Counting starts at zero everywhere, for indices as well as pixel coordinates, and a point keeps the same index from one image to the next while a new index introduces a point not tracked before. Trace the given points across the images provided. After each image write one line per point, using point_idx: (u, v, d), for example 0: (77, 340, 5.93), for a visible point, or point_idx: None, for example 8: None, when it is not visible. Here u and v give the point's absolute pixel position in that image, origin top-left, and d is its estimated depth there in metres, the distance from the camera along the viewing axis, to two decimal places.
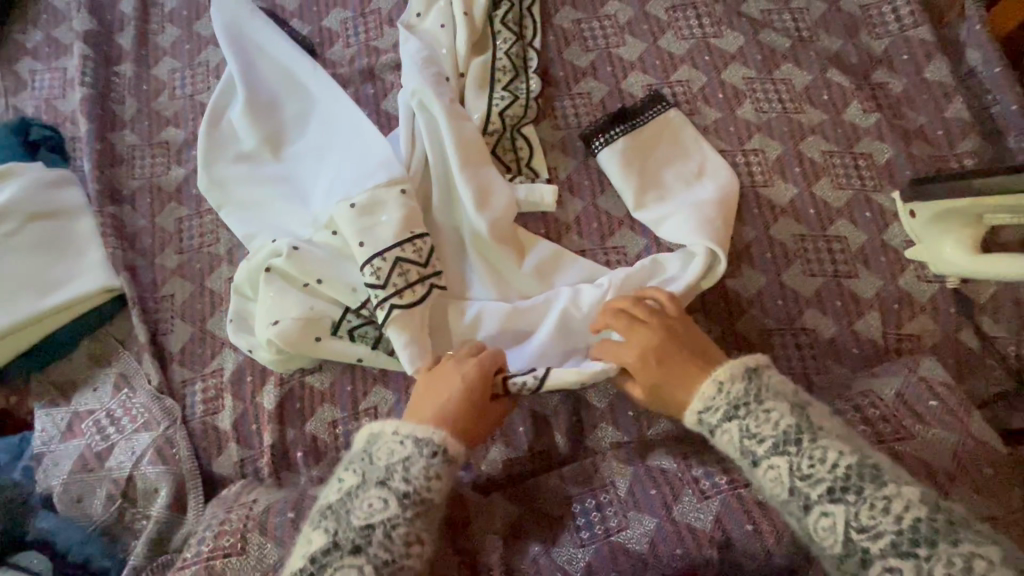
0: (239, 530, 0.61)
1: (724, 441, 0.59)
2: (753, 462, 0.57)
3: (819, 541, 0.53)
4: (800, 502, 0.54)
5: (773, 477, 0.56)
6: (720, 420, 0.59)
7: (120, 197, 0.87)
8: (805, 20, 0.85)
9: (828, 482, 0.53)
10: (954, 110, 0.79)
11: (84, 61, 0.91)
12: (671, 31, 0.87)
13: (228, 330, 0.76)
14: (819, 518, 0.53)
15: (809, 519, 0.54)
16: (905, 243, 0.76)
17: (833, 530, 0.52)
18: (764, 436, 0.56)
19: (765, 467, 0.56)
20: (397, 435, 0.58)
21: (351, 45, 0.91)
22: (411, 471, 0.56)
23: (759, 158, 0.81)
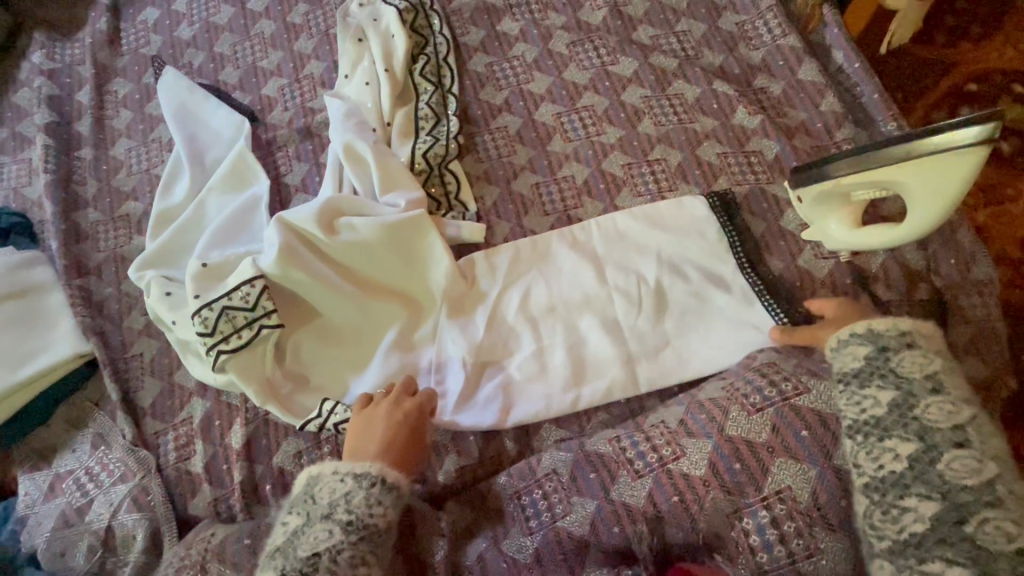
0: (199, 562, 0.65)
1: (909, 365, 0.59)
2: (932, 391, 0.57)
3: (941, 466, 0.53)
4: (954, 439, 0.54)
5: (965, 466, 0.53)
6: (920, 347, 0.60)
7: (87, 269, 0.94)
8: (689, 40, 0.95)
9: (963, 423, 0.55)
10: (828, 103, 0.89)
11: (45, 150, 0.99)
12: (573, 64, 0.97)
13: (181, 355, 0.85)
14: (967, 456, 0.53)
15: (950, 452, 0.53)
16: (801, 226, 0.84)
17: (971, 468, 0.52)
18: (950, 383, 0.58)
19: (938, 401, 0.56)
20: (336, 474, 0.63)
21: (289, 108, 1.00)
22: (353, 502, 0.61)
23: (662, 166, 0.89)
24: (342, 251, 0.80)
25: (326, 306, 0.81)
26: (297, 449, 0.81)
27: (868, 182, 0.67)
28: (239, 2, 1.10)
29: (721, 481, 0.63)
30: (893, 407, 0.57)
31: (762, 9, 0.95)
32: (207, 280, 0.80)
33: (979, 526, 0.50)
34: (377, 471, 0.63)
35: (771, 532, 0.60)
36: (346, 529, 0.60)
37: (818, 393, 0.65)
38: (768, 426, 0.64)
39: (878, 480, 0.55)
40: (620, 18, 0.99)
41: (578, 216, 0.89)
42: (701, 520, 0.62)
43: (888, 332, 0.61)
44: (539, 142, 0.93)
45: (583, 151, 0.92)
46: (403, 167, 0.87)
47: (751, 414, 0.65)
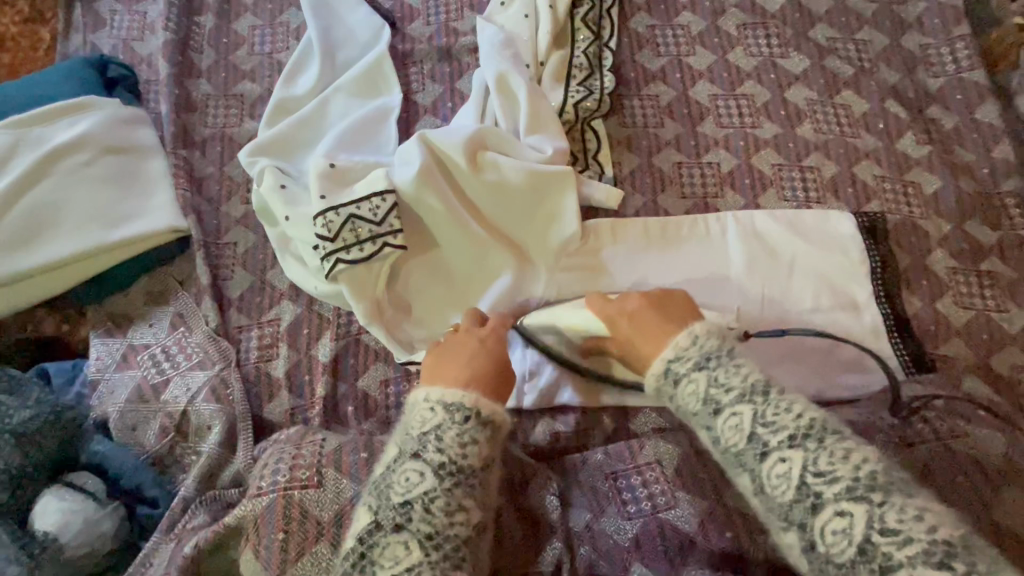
0: (314, 464, 0.62)
1: (688, 391, 0.57)
2: (716, 411, 0.55)
3: (772, 492, 0.52)
4: (757, 451, 0.53)
5: (780, 477, 0.51)
6: (689, 370, 0.58)
7: (192, 141, 0.88)
8: (867, 51, 0.90)
9: (790, 431, 0.52)
10: (1002, 151, 0.84)
11: (169, 7, 0.93)
12: (740, 47, 0.91)
13: (277, 254, 0.80)
14: (776, 464, 0.52)
15: (764, 467, 0.52)
16: (948, 270, 0.80)
17: (788, 476, 0.51)
18: (731, 385, 0.55)
19: (727, 416, 0.55)
20: (427, 404, 0.60)
21: (431, 23, 0.94)
22: (443, 440, 0.57)
23: (814, 175, 0.85)
24: (478, 187, 0.77)
25: (448, 239, 0.77)
26: (385, 377, 0.77)
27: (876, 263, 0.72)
28: None
29: None
30: (716, 449, 0.55)
31: (951, 36, 0.90)
32: (334, 184, 0.75)
33: (823, 537, 0.49)
34: (471, 404, 0.59)
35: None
36: (438, 472, 0.56)
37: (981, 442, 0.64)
38: (916, 467, 0.62)
39: (766, 509, 0.53)
40: (799, 11, 0.93)
41: (716, 206, 0.85)
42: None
43: (660, 381, 0.60)
44: (689, 120, 0.88)
45: (733, 141, 0.87)
46: (552, 112, 0.82)
47: (904, 450, 0.63)
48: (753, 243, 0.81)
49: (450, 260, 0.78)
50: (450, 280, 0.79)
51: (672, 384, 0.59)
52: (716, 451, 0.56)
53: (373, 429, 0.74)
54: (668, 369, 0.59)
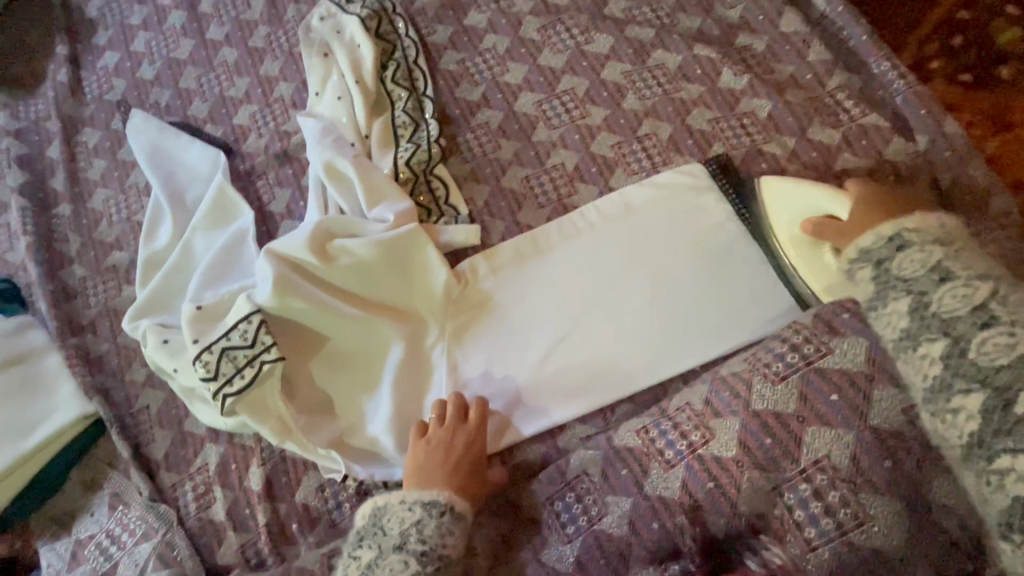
0: None
1: (889, 295, 0.55)
2: (940, 279, 0.53)
3: (977, 351, 0.49)
4: (978, 319, 0.50)
5: (1000, 345, 0.48)
6: (925, 242, 0.56)
7: (81, 327, 0.91)
8: (663, 8, 0.92)
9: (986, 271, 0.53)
10: (815, 53, 0.85)
11: (22, 213, 0.96)
12: (547, 49, 0.93)
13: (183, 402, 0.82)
14: (998, 333, 0.49)
15: (979, 334, 0.49)
16: (805, 182, 0.81)
17: (1004, 337, 0.48)
18: (922, 264, 0.55)
19: (957, 283, 0.52)
20: (405, 503, 0.64)
21: (263, 134, 0.97)
22: (425, 532, 0.62)
23: (653, 141, 0.86)
24: (338, 273, 0.78)
25: (330, 331, 0.79)
26: (319, 483, 0.78)
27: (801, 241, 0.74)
28: (198, 31, 1.06)
29: (755, 459, 0.58)
30: (916, 310, 0.53)
31: None
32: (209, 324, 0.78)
33: (987, 358, 0.48)
34: (445, 500, 0.64)
35: (815, 505, 0.54)
36: (421, 560, 0.60)
37: (844, 351, 0.59)
38: (796, 395, 0.59)
39: (952, 374, 0.50)
40: None
41: (574, 203, 0.86)
42: (741, 503, 0.57)
43: (878, 243, 0.58)
44: (523, 133, 0.90)
45: (569, 137, 0.89)
46: (385, 179, 0.84)
47: (776, 384, 0.60)
48: (618, 226, 0.82)
49: (340, 349, 0.80)
50: (350, 367, 0.80)
51: (894, 249, 0.57)
52: (909, 318, 0.53)
53: (320, 538, 0.75)
54: (941, 265, 0.54)
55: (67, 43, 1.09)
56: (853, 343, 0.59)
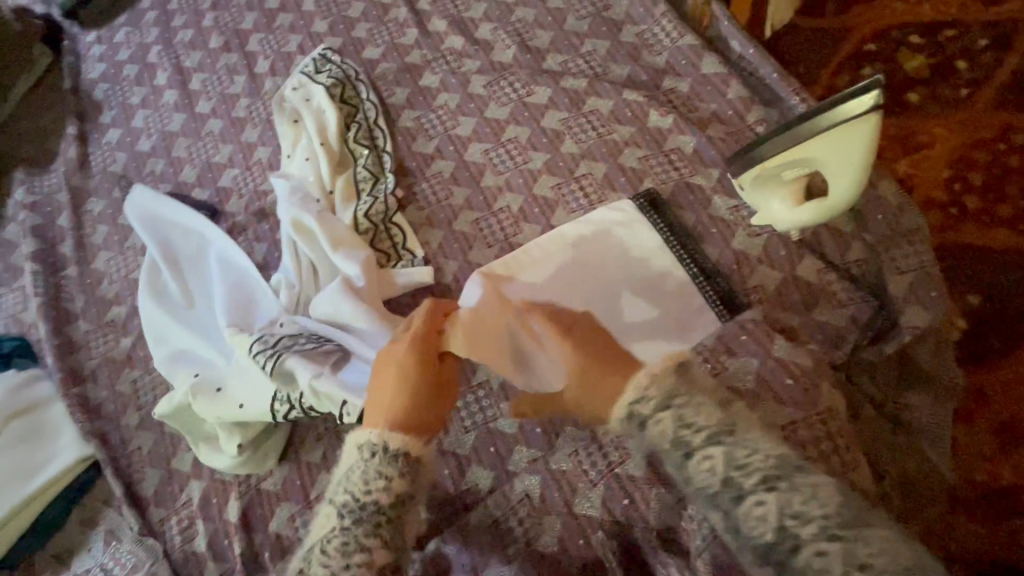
0: None
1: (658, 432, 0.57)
2: (687, 453, 0.55)
3: (745, 456, 0.53)
4: (730, 484, 0.52)
5: (751, 498, 0.51)
6: (655, 409, 0.58)
7: (83, 377, 1.00)
8: (595, 59, 1.01)
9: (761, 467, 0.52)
10: (735, 90, 0.92)
11: (34, 276, 1.08)
12: (492, 102, 1.02)
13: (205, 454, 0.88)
14: (753, 501, 0.50)
15: (733, 492, 0.51)
16: (729, 210, 0.86)
17: (759, 501, 0.50)
18: (696, 423, 0.56)
19: (699, 449, 0.54)
20: (355, 445, 0.64)
21: (244, 194, 1.08)
22: (353, 480, 0.62)
23: (589, 180, 0.93)
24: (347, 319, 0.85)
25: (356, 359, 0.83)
26: (291, 513, 0.84)
27: (788, 163, 0.68)
28: (188, 106, 1.19)
29: (661, 474, 0.69)
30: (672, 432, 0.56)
31: (657, 16, 1.00)
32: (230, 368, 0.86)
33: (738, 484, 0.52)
34: (378, 439, 0.63)
35: (709, 525, 0.62)
36: (343, 513, 0.61)
37: (736, 372, 0.71)
38: None
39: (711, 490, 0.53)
40: (528, 52, 1.04)
41: (519, 241, 0.93)
42: (650, 514, 0.67)
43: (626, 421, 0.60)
44: (472, 180, 0.98)
45: (514, 181, 0.96)
46: (347, 228, 0.93)
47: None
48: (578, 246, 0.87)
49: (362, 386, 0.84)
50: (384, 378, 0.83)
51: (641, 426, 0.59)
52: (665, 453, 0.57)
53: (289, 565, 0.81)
54: (680, 432, 0.56)
55: (77, 123, 1.23)
56: (745, 364, 0.71)
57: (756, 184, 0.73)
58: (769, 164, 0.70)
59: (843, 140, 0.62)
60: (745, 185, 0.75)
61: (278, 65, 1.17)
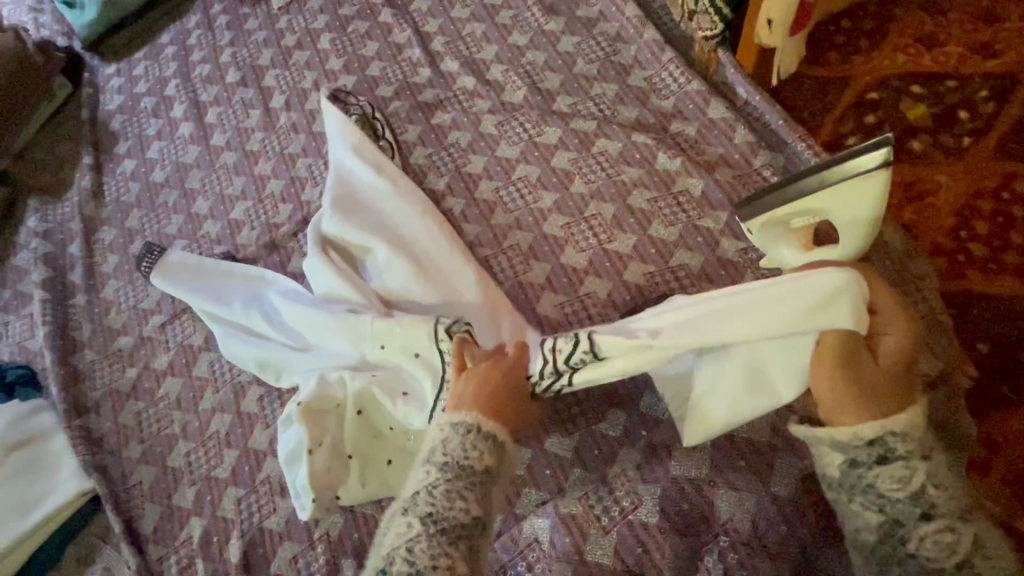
0: None
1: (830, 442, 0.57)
2: (853, 464, 0.56)
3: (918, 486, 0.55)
4: (912, 508, 0.54)
5: (925, 531, 0.54)
6: (902, 452, 0.55)
7: (87, 408, 1.00)
8: (604, 101, 1.03)
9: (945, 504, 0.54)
10: (741, 135, 0.95)
11: (43, 304, 1.08)
12: (503, 141, 1.04)
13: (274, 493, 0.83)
14: (937, 530, 0.53)
15: (904, 512, 0.55)
16: (737, 252, 0.87)
17: (931, 534, 0.54)
18: (889, 447, 0.55)
19: (898, 465, 0.55)
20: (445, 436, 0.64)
21: (255, 227, 1.09)
22: (434, 492, 0.61)
23: (598, 220, 0.94)
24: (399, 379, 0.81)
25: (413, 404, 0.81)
26: (293, 553, 0.83)
27: (799, 210, 0.68)
28: (203, 139, 1.21)
29: (674, 523, 0.67)
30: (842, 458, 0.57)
31: (664, 61, 1.03)
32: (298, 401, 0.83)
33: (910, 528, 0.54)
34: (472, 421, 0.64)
35: None
36: (424, 520, 0.59)
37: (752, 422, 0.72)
38: (708, 462, 0.70)
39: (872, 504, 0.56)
40: (539, 93, 1.07)
41: (529, 279, 0.93)
42: (665, 564, 0.66)
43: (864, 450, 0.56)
44: (482, 218, 0.99)
45: (524, 219, 0.98)
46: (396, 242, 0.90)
47: (691, 451, 0.71)
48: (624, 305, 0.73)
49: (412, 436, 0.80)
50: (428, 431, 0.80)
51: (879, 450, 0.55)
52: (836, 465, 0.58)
53: None
54: (883, 441, 0.55)
55: (93, 153, 1.25)
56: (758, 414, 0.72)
57: (762, 231, 0.72)
58: (779, 211, 0.69)
59: (856, 194, 0.63)
60: (750, 230, 0.74)
61: (293, 101, 1.20)
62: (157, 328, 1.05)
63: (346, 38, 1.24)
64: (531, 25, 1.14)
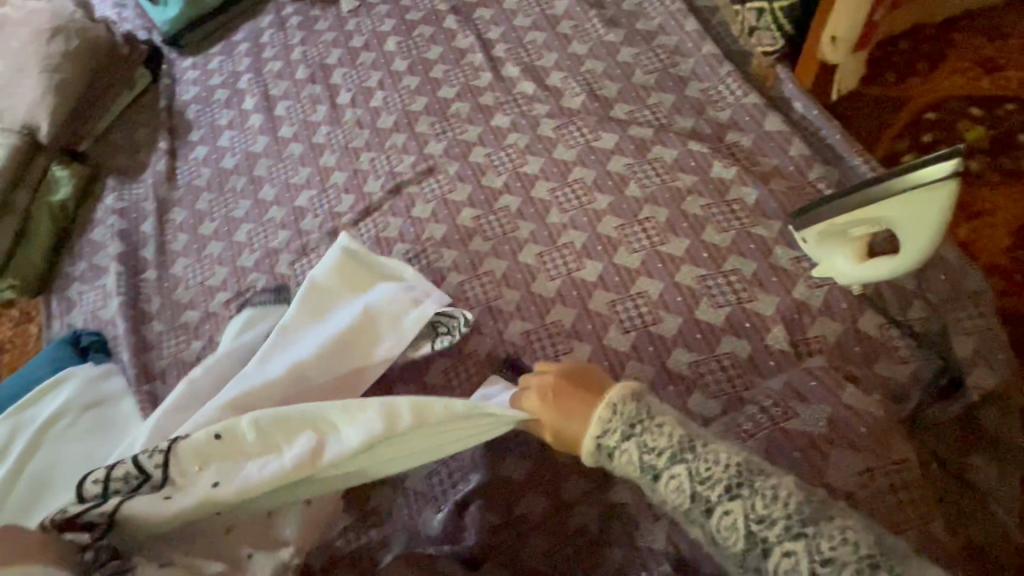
0: None
1: (624, 461, 0.61)
2: (654, 477, 0.60)
3: (703, 482, 0.57)
4: (702, 507, 0.57)
5: (727, 526, 0.56)
6: (619, 439, 0.61)
7: (154, 375, 1.05)
8: (661, 110, 1.07)
9: (722, 481, 0.57)
10: (797, 148, 0.97)
11: (117, 276, 1.15)
12: (561, 144, 1.08)
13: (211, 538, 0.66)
14: (721, 517, 0.56)
15: (711, 520, 0.57)
16: (791, 261, 0.89)
17: (734, 526, 0.55)
18: (661, 448, 0.60)
19: (667, 478, 0.59)
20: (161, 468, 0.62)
21: (319, 214, 1.14)
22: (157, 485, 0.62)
23: (652, 223, 0.97)
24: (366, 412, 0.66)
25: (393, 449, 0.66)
26: None
27: (861, 220, 0.71)
28: (272, 130, 1.28)
29: None
30: (640, 457, 0.60)
31: (722, 74, 1.06)
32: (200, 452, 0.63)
33: (717, 518, 0.56)
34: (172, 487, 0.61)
35: None
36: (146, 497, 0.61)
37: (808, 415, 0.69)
38: None
39: (684, 509, 0.58)
40: (597, 100, 1.11)
41: (582, 277, 0.96)
42: None
43: (593, 456, 0.63)
44: (538, 216, 1.03)
45: (578, 219, 1.01)
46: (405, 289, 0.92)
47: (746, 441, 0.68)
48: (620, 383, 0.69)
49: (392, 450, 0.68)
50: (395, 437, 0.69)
51: (616, 455, 0.61)
52: (649, 488, 0.61)
53: None
54: (645, 443, 0.60)
55: (168, 139, 1.33)
56: (817, 407, 0.69)
57: (822, 238, 0.76)
58: (841, 219, 0.72)
59: (920, 206, 0.65)
60: (806, 239, 0.79)
61: (358, 98, 1.26)
62: (222, 304, 1.10)
63: (411, 42, 1.30)
64: (591, 36, 1.19)
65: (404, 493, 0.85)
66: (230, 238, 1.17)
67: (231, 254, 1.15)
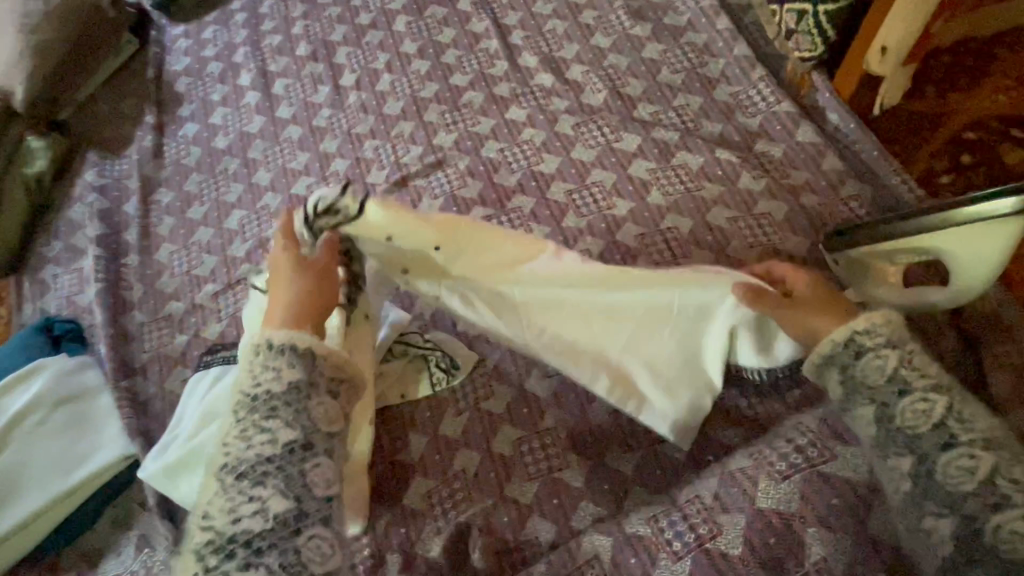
0: None
1: (872, 365, 0.58)
2: (900, 392, 0.57)
3: (900, 420, 0.57)
4: (943, 440, 0.55)
5: (962, 469, 0.53)
6: (880, 346, 0.59)
7: (133, 370, 0.98)
8: (687, 113, 1.01)
9: (983, 433, 0.54)
10: (830, 163, 0.92)
11: (96, 260, 1.07)
12: (580, 143, 1.02)
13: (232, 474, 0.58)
14: (962, 457, 0.53)
15: (945, 457, 0.54)
16: (820, 282, 0.84)
17: (971, 470, 0.53)
18: (925, 371, 0.58)
19: (917, 399, 0.56)
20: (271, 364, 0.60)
21: None
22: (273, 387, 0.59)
23: (675, 234, 0.92)
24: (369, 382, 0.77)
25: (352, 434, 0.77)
26: None
27: (910, 248, 0.66)
28: (269, 110, 1.19)
29: (760, 556, 0.64)
30: (849, 380, 0.60)
31: (753, 79, 1.01)
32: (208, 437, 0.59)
33: (944, 471, 0.54)
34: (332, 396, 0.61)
35: None
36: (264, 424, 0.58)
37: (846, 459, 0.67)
38: (797, 495, 0.66)
39: (885, 434, 0.58)
40: (620, 98, 1.05)
41: None
42: None
43: (837, 348, 0.60)
44: (553, 220, 0.97)
45: (596, 225, 0.95)
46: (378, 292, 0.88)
47: (780, 482, 0.67)
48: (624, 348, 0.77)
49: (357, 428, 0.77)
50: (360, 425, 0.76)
51: (853, 355, 0.60)
52: (875, 424, 0.58)
53: None
54: (853, 339, 0.60)
55: (156, 113, 1.24)
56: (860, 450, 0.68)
57: (861, 264, 0.71)
58: (886, 244, 0.67)
59: (980, 236, 0.61)
60: (841, 260, 0.71)
61: (363, 81, 1.18)
62: (209, 297, 1.03)
63: (422, 23, 1.22)
64: (615, 28, 1.12)
65: (402, 511, 0.81)
66: (220, 225, 1.10)
67: (221, 242, 1.08)
